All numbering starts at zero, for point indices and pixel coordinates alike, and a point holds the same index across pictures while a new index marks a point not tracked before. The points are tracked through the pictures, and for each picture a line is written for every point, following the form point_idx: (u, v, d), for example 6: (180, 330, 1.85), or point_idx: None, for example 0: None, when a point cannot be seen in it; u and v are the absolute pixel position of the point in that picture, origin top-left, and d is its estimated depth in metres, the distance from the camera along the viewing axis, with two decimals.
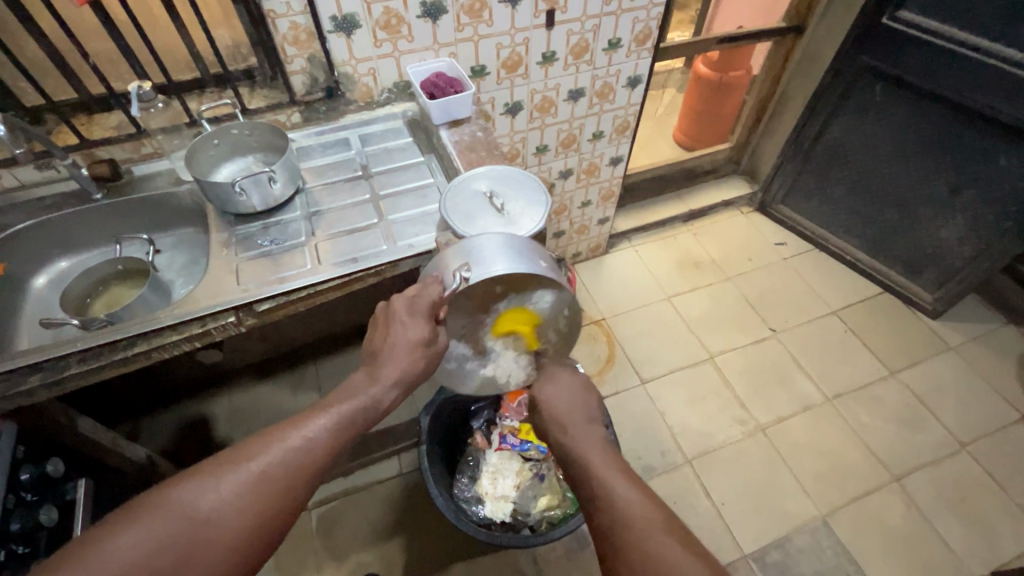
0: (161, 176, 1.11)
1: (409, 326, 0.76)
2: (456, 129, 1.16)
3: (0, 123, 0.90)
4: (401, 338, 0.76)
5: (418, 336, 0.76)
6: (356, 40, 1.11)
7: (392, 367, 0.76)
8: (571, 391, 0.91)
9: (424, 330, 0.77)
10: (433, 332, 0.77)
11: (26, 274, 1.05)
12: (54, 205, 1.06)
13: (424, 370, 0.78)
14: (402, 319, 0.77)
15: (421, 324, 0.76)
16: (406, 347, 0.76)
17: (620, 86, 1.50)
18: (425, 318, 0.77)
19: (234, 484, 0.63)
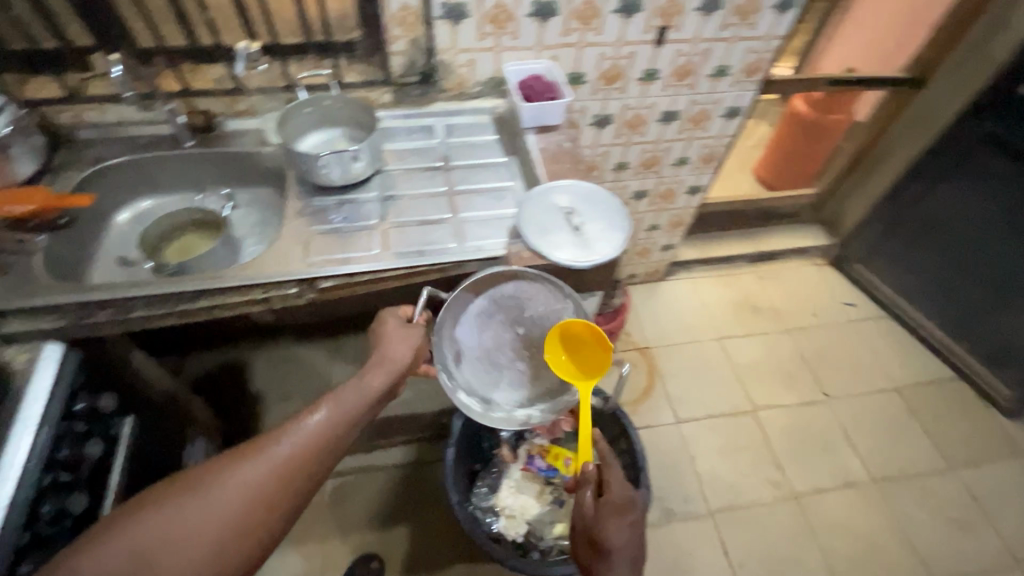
0: (249, 135, 1.13)
1: (402, 338, 0.87)
2: (544, 135, 1.13)
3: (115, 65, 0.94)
4: (402, 348, 0.86)
5: (412, 341, 0.87)
6: (462, 30, 1.10)
7: (395, 367, 0.84)
8: (630, 537, 0.80)
9: (411, 339, 0.87)
10: (421, 345, 0.88)
11: (110, 208, 1.09)
12: (147, 145, 1.10)
13: (402, 375, 0.86)
14: (395, 331, 0.87)
15: (414, 335, 0.88)
16: (402, 357, 0.86)
17: (716, 115, 1.43)
18: (401, 337, 0.87)
19: (243, 474, 0.70)
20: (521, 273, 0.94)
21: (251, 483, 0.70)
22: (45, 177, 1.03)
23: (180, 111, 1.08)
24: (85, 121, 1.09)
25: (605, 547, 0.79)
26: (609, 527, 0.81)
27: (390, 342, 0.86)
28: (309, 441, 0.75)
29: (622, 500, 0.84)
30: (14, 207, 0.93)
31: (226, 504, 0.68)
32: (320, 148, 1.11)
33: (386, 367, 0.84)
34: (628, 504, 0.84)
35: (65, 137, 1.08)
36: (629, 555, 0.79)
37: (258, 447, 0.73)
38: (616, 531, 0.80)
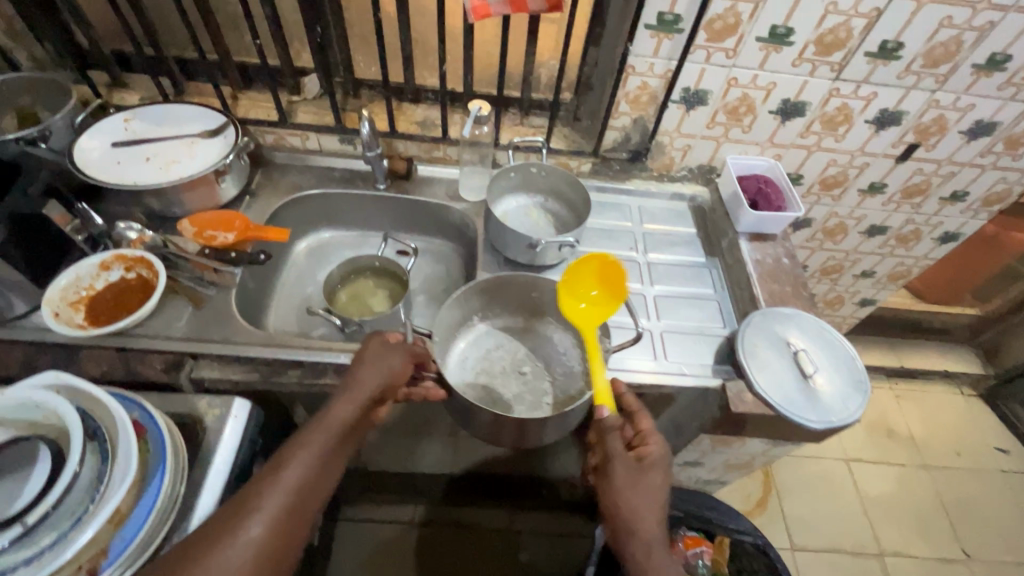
0: (441, 186, 1.08)
1: (372, 363, 0.78)
2: (758, 244, 1.01)
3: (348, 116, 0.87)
4: (378, 373, 0.77)
5: (390, 362, 0.79)
6: (692, 116, 1.00)
7: (368, 393, 0.75)
8: (658, 493, 0.68)
9: (381, 357, 0.79)
10: (393, 374, 0.79)
11: (292, 237, 1.06)
12: (340, 179, 1.06)
13: (383, 389, 0.78)
14: (369, 357, 0.78)
15: (384, 358, 0.79)
16: (374, 381, 0.77)
17: (929, 237, 1.26)
18: (376, 371, 0.78)
19: (254, 526, 0.57)
20: (536, 289, 1.02)
21: (260, 542, 0.57)
22: (243, 199, 1.01)
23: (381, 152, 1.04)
24: (285, 144, 1.07)
25: (627, 494, 0.67)
26: (644, 474, 0.68)
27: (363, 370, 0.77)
28: (301, 486, 0.63)
29: (649, 456, 0.70)
30: (220, 233, 0.91)
31: (242, 558, 0.55)
32: (515, 216, 1.03)
33: (356, 395, 0.74)
34: (660, 450, 0.71)
35: (265, 158, 1.07)
36: (659, 507, 0.67)
37: (245, 502, 0.59)
38: (655, 479, 0.68)
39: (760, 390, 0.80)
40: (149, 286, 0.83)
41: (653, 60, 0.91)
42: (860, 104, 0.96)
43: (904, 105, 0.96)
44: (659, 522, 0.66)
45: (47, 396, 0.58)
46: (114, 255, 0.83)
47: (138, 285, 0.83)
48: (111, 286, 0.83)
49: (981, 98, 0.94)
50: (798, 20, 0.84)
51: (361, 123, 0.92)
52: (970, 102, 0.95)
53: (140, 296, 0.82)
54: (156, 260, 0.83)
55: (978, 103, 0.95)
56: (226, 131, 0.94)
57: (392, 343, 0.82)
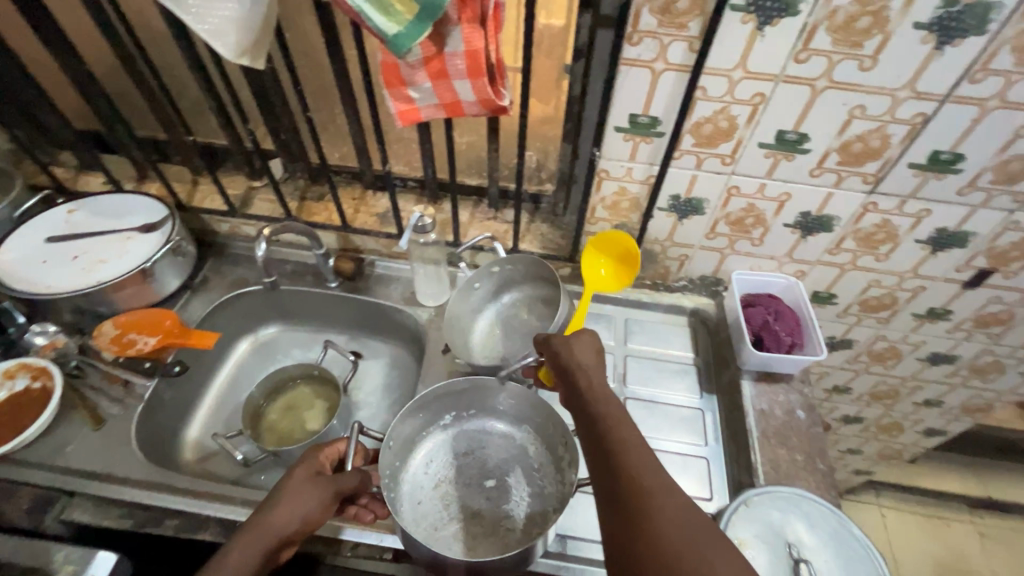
0: (398, 287, 0.96)
1: (292, 501, 0.59)
2: (767, 388, 0.81)
3: (262, 236, 0.80)
4: (296, 509, 0.59)
5: (309, 501, 0.60)
6: (686, 225, 0.82)
7: (279, 532, 0.57)
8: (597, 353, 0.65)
9: (308, 491, 0.61)
10: (322, 509, 0.61)
11: (234, 335, 0.97)
12: (291, 273, 0.97)
13: (300, 529, 0.59)
14: (292, 485, 0.61)
15: (310, 497, 0.60)
16: (288, 520, 0.58)
17: (1015, 370, 0.98)
18: (299, 507, 0.59)
19: None
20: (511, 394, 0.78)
21: None
22: (183, 294, 0.93)
23: (331, 250, 0.95)
24: (240, 233, 1.00)
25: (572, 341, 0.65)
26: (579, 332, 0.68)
27: (281, 501, 0.59)
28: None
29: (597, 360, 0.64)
30: (142, 338, 0.83)
31: None
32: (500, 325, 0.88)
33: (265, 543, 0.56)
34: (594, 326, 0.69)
35: (219, 247, 1.00)
36: (599, 362, 0.63)
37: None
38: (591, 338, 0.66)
39: None
40: (43, 401, 0.77)
41: (631, 164, 0.75)
42: (907, 221, 0.75)
43: (968, 226, 0.74)
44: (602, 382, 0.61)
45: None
46: (23, 364, 0.79)
47: (32, 399, 0.77)
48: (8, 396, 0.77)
49: None
50: (813, 125, 0.66)
51: (256, 243, 0.81)
52: None
53: (30, 412, 0.75)
54: (58, 373, 0.78)
55: None
56: (162, 226, 0.87)
57: (326, 476, 0.64)
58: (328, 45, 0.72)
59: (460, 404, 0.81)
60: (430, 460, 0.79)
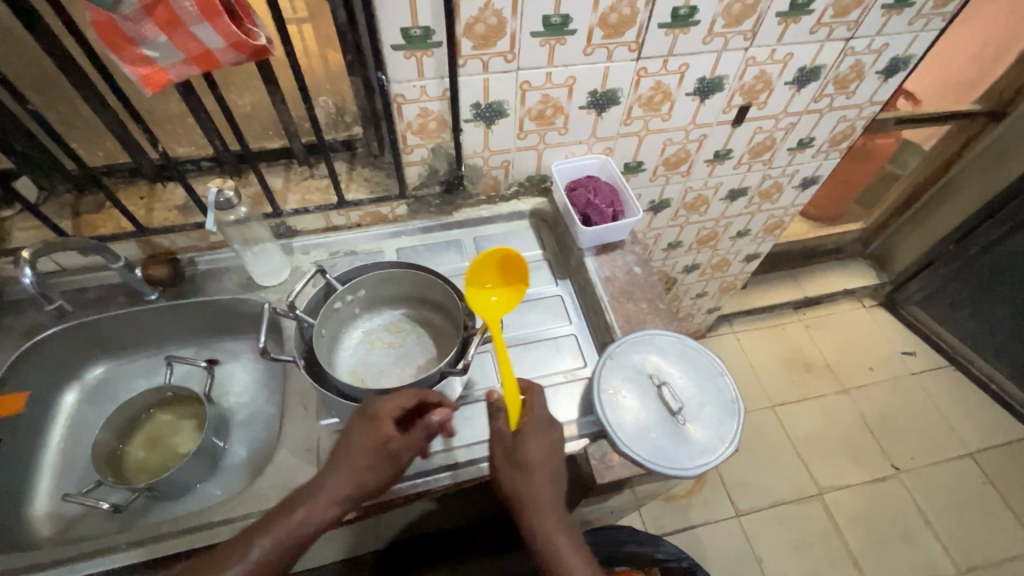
0: (231, 277, 0.88)
1: (366, 458, 0.61)
2: (606, 257, 0.90)
3: (26, 262, 0.67)
4: (368, 461, 0.61)
5: (383, 449, 0.61)
6: (496, 130, 0.85)
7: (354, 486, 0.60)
8: (549, 464, 0.64)
9: (379, 460, 0.61)
10: (392, 474, 0.62)
11: (50, 390, 0.83)
12: (97, 300, 0.85)
13: (378, 478, 0.61)
14: (372, 441, 0.61)
15: (380, 458, 0.61)
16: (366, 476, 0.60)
17: (790, 186, 1.20)
18: (378, 456, 0.61)
19: None
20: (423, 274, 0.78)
21: None
22: None
23: (136, 260, 0.83)
24: (10, 275, 0.83)
25: (528, 468, 0.63)
26: (530, 446, 0.64)
27: (356, 473, 0.60)
28: (258, 570, 0.56)
29: (546, 463, 0.64)
30: None
31: None
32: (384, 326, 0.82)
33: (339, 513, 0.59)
34: (553, 424, 0.67)
35: None
36: (554, 484, 0.64)
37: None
38: (543, 448, 0.65)
39: (627, 449, 0.69)
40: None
41: (422, 82, 0.75)
42: (675, 78, 0.84)
43: (720, 70, 0.85)
44: (559, 512, 0.63)
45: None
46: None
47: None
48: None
49: (796, 46, 0.85)
50: (570, 5, 0.70)
51: (20, 270, 0.67)
52: (787, 52, 0.86)
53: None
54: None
55: (795, 51, 0.86)
56: None
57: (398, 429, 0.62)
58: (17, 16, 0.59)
59: (403, 287, 0.81)
60: (378, 321, 0.83)
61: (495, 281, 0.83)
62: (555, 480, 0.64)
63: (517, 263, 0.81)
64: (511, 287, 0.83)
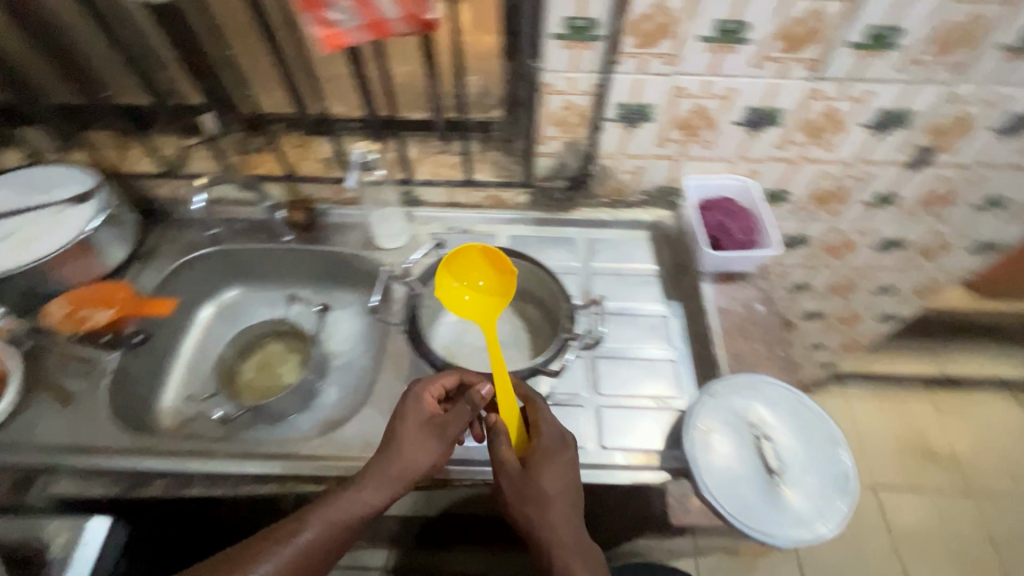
0: (355, 233, 0.94)
1: (412, 445, 0.63)
2: (726, 287, 0.84)
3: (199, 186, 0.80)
4: (418, 448, 0.63)
5: (429, 437, 0.64)
6: (637, 134, 0.81)
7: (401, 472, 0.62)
8: (565, 494, 0.62)
9: (426, 436, 0.64)
10: (440, 455, 0.65)
11: (194, 301, 0.95)
12: (243, 231, 0.94)
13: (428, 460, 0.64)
14: (416, 428, 0.64)
15: (427, 445, 0.64)
16: (415, 462, 0.63)
17: (960, 249, 1.03)
18: (431, 439, 0.64)
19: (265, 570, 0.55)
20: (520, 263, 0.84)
21: None
22: (134, 264, 0.90)
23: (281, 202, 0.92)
24: (181, 195, 0.95)
25: (541, 494, 0.61)
26: (544, 471, 0.62)
27: (401, 448, 0.63)
28: (307, 551, 0.58)
29: (562, 486, 0.62)
30: (96, 311, 0.80)
31: None
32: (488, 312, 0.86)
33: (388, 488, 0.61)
34: (569, 452, 0.64)
35: (162, 213, 0.96)
36: (569, 508, 0.61)
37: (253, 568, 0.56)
38: (557, 477, 0.62)
39: (710, 497, 0.63)
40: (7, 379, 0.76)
41: (573, 74, 0.73)
42: (852, 105, 0.75)
43: (910, 103, 0.74)
44: (584, 546, 0.60)
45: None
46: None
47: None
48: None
49: (1017, 88, 0.72)
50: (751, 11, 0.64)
51: (193, 193, 0.80)
52: (1003, 93, 0.72)
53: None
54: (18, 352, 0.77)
55: (1013, 93, 0.72)
56: (96, 194, 0.82)
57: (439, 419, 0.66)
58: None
59: (506, 275, 0.86)
60: (485, 307, 0.87)
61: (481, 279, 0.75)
62: (573, 504, 0.62)
63: (496, 261, 0.74)
64: (496, 288, 0.74)
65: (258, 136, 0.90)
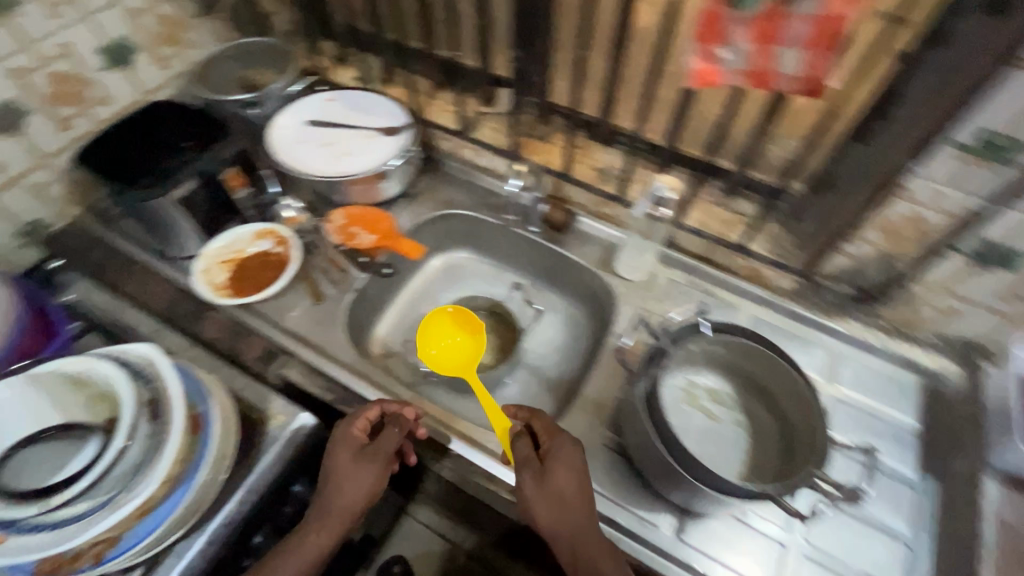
0: (596, 249, 0.92)
1: (349, 480, 0.67)
2: (1016, 496, 0.67)
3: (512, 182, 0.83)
4: (355, 486, 0.67)
5: (362, 474, 0.67)
6: (981, 277, 0.67)
7: (342, 504, 0.66)
8: (580, 490, 0.62)
9: (362, 465, 0.67)
10: (378, 476, 0.68)
11: (431, 250, 1.02)
12: (496, 207, 0.98)
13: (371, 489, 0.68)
14: (344, 469, 0.67)
15: (366, 472, 0.67)
16: (353, 501, 0.66)
17: None
18: (368, 466, 0.67)
19: None
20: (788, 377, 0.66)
21: None
22: (401, 201, 0.98)
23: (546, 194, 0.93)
24: (459, 154, 1.01)
25: (556, 494, 0.61)
26: (555, 473, 0.62)
27: (340, 485, 0.67)
28: None
29: (561, 478, 0.62)
30: (362, 233, 0.89)
31: None
32: (720, 393, 0.74)
33: (338, 523, 0.66)
34: (567, 440, 0.64)
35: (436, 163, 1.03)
36: (579, 498, 0.61)
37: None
38: (567, 478, 0.62)
39: None
40: (277, 278, 0.85)
41: (946, 190, 0.61)
42: None
43: None
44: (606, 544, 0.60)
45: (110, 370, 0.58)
46: (267, 228, 0.89)
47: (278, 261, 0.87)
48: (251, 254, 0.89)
49: None
50: None
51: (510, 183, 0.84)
52: None
53: (265, 288, 0.84)
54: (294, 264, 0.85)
55: None
56: (403, 131, 0.92)
57: (367, 449, 0.69)
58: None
59: (763, 373, 0.70)
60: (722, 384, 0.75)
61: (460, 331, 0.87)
62: (585, 493, 0.62)
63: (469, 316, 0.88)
64: (471, 339, 0.87)
65: (551, 127, 0.92)
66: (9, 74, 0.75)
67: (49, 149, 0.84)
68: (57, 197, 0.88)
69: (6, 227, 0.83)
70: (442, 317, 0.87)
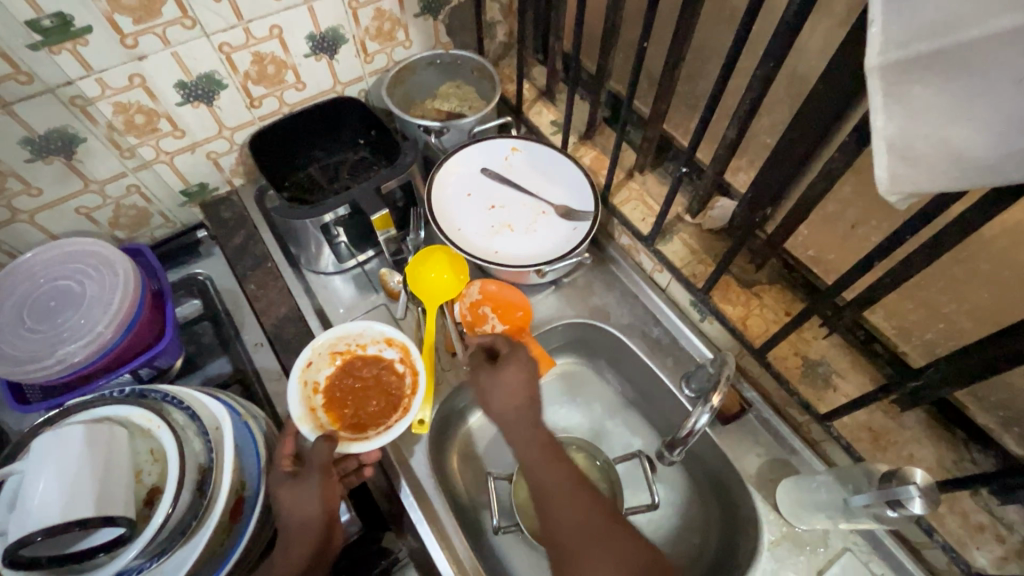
0: (760, 455, 0.69)
1: (295, 499, 0.57)
2: None
3: (704, 408, 0.56)
4: (305, 506, 0.56)
5: (310, 494, 0.57)
6: None
7: (308, 523, 0.56)
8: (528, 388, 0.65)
9: (307, 490, 0.57)
10: (324, 493, 0.57)
11: (559, 350, 0.86)
12: (654, 341, 0.78)
13: (329, 509, 0.57)
14: (286, 495, 0.57)
15: (308, 491, 0.57)
16: (311, 514, 0.56)
17: None
18: (317, 496, 0.57)
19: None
20: None
21: None
22: (546, 288, 0.83)
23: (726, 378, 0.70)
24: (633, 257, 0.82)
25: (504, 369, 0.65)
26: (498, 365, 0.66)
27: (290, 509, 0.57)
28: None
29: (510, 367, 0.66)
30: (492, 318, 0.76)
31: None
32: None
33: (307, 541, 0.56)
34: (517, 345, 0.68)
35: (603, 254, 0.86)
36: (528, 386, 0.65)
37: None
38: (517, 376, 0.65)
39: None
40: (377, 425, 0.66)
41: None
42: None
43: None
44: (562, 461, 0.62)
45: (169, 437, 0.52)
46: (404, 341, 0.71)
47: (395, 397, 0.69)
48: (371, 361, 0.71)
49: None
50: None
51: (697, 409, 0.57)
52: None
53: (360, 433, 0.65)
54: (404, 425, 0.64)
55: None
56: (580, 220, 0.76)
57: (302, 473, 0.58)
58: (995, 189, 0.41)
59: None
60: None
61: (445, 265, 0.74)
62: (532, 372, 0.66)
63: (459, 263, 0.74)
64: (455, 285, 0.74)
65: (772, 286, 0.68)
66: (217, 49, 0.71)
67: (233, 124, 0.81)
68: (227, 167, 0.86)
69: (174, 186, 0.83)
70: (435, 256, 0.74)
